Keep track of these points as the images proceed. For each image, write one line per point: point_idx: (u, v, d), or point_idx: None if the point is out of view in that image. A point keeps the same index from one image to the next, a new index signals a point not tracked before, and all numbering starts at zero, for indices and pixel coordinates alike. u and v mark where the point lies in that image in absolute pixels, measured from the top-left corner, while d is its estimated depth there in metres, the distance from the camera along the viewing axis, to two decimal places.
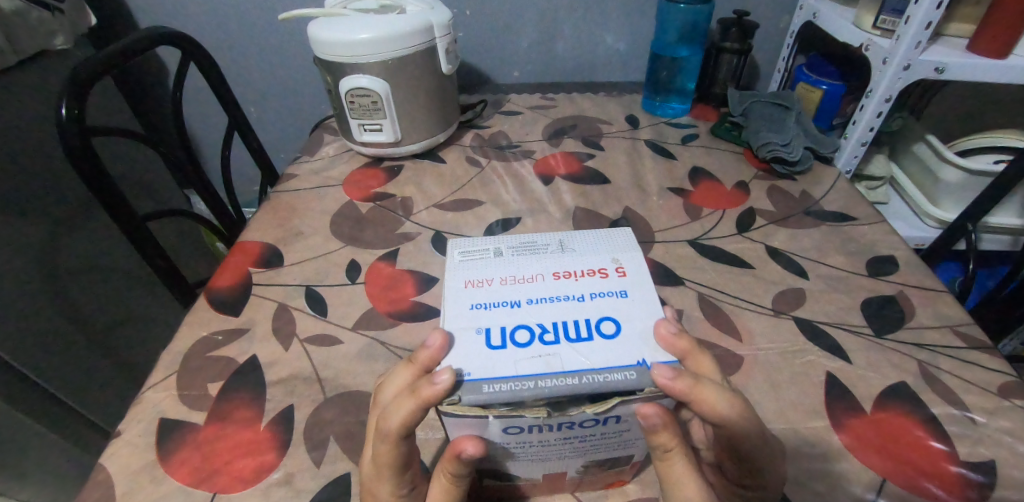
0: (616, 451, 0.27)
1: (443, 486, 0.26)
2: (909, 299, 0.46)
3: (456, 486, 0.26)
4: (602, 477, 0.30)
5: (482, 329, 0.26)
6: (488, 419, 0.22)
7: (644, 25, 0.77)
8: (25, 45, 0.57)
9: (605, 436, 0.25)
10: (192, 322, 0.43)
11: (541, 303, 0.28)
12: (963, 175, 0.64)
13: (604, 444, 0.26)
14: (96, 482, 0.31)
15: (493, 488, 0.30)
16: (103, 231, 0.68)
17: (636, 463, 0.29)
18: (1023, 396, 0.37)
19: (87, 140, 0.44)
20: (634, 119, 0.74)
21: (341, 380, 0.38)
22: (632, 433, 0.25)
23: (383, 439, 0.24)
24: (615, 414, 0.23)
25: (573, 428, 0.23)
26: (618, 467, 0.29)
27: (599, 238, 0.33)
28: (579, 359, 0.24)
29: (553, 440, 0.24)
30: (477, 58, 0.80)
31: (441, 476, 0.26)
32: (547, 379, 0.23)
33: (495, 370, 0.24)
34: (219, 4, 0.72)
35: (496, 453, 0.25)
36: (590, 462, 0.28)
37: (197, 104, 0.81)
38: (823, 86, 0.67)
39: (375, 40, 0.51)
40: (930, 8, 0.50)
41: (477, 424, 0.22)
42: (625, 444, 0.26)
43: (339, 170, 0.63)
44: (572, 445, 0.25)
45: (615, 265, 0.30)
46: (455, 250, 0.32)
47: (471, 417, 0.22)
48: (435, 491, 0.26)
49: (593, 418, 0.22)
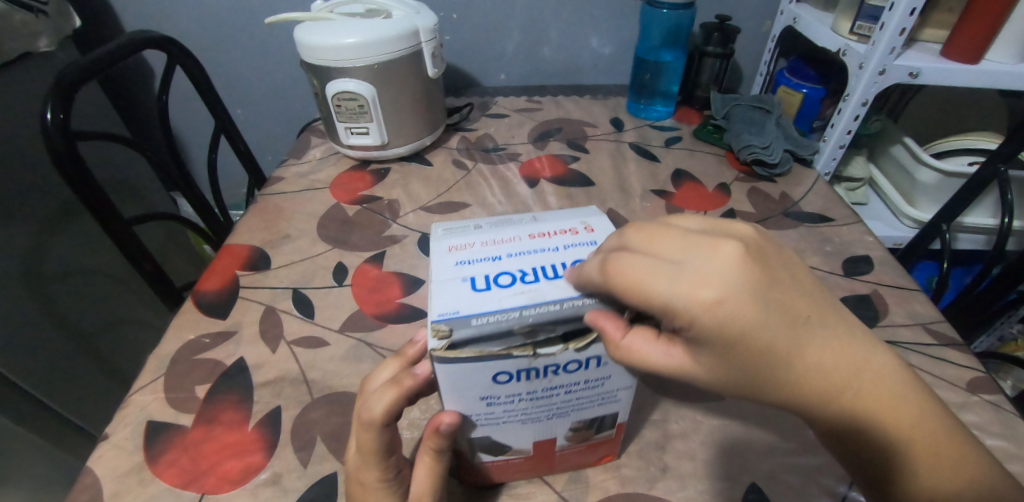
0: (599, 408, 0.28)
1: (425, 461, 0.27)
2: (883, 298, 0.47)
3: (438, 462, 0.27)
4: (588, 448, 0.31)
5: (467, 277, 0.26)
6: (481, 359, 0.22)
7: (628, 28, 0.78)
8: (8, 47, 0.57)
9: (588, 387, 0.26)
10: (179, 324, 0.43)
11: (520, 255, 0.28)
12: (939, 177, 0.66)
13: (587, 400, 0.27)
14: (84, 486, 0.31)
15: (484, 473, 0.31)
16: (89, 234, 0.68)
17: (621, 426, 0.31)
18: (990, 390, 0.38)
19: (73, 145, 0.44)
20: (619, 121, 0.75)
21: (328, 381, 0.39)
22: (613, 381, 0.26)
23: (366, 428, 0.25)
24: (595, 354, 0.24)
25: (559, 373, 0.25)
26: (603, 434, 0.31)
27: (569, 209, 0.34)
28: (559, 291, 0.25)
29: (539, 394, 0.26)
30: (464, 62, 0.81)
31: (423, 456, 0.27)
32: (530, 308, 0.24)
33: (482, 306, 0.24)
34: (204, 6, 0.72)
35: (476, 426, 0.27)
36: (576, 424, 0.29)
37: (184, 106, 0.81)
38: (803, 90, 0.69)
39: (362, 45, 0.52)
40: (904, 14, 0.52)
41: (472, 371, 0.23)
42: (606, 399, 0.28)
43: (326, 173, 0.64)
44: (558, 400, 0.26)
45: (585, 225, 0.31)
46: (437, 228, 0.32)
47: (465, 361, 0.22)
48: (418, 471, 0.27)
49: (575, 359, 0.24)
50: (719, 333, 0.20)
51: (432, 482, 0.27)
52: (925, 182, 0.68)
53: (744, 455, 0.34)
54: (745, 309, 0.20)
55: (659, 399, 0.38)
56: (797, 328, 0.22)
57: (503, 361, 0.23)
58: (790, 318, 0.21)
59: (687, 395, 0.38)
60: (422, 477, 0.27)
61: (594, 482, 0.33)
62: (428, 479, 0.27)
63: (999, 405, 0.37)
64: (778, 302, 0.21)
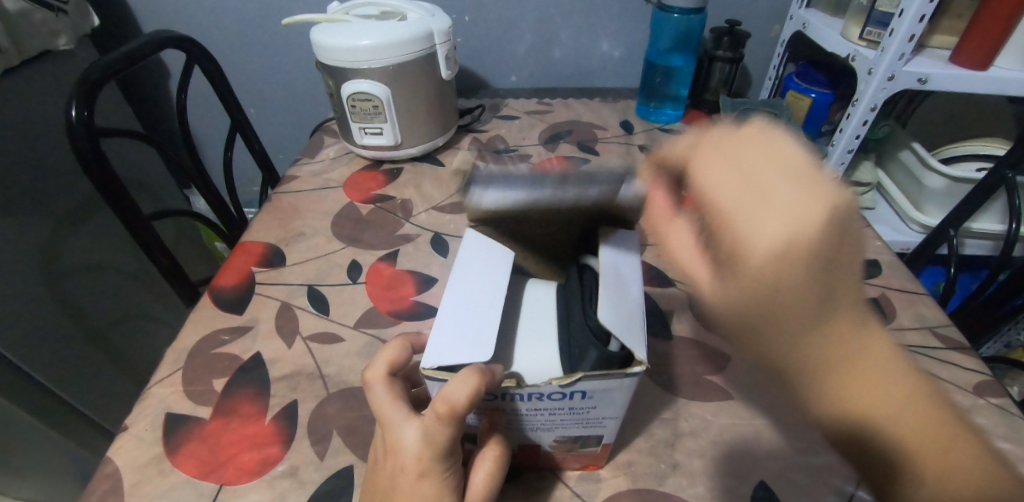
0: (584, 429, 0.29)
1: (490, 463, 0.27)
2: (891, 301, 0.48)
3: (499, 463, 0.28)
4: (576, 456, 0.32)
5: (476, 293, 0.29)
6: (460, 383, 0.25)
7: (638, 32, 0.79)
8: (27, 44, 0.58)
9: (573, 412, 0.27)
10: (196, 319, 0.44)
11: None
12: (947, 182, 0.66)
13: (572, 420, 0.28)
14: (104, 475, 0.32)
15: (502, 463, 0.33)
16: (105, 230, 0.69)
17: (606, 445, 0.31)
18: (997, 393, 0.39)
19: (96, 142, 0.45)
20: (628, 124, 0.76)
21: (343, 376, 0.39)
22: (598, 411, 0.27)
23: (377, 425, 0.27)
24: (581, 389, 0.25)
25: (543, 399, 0.26)
26: (588, 449, 0.31)
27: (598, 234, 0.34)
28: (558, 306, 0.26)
29: (524, 411, 0.27)
30: (476, 64, 0.82)
31: (484, 460, 0.27)
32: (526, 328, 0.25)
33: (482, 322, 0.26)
34: (220, 7, 0.73)
35: (513, 422, 0.28)
36: (561, 438, 0.30)
37: (198, 105, 0.82)
38: (812, 94, 0.69)
39: (377, 47, 0.53)
40: (913, 21, 0.52)
41: None
42: (593, 423, 0.28)
43: (340, 172, 0.64)
44: (544, 417, 0.28)
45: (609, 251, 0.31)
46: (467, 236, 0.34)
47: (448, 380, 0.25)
48: (478, 475, 0.27)
49: (560, 391, 0.25)
50: (745, 265, 0.23)
51: (492, 484, 0.27)
52: (933, 188, 0.68)
53: (754, 455, 0.35)
54: (784, 265, 0.22)
55: (670, 399, 0.38)
56: (837, 305, 0.23)
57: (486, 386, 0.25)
58: (835, 294, 0.23)
59: (696, 394, 0.39)
60: (481, 481, 0.27)
61: (604, 479, 0.33)
62: (489, 485, 0.27)
63: (1007, 409, 0.38)
64: (825, 276, 0.22)
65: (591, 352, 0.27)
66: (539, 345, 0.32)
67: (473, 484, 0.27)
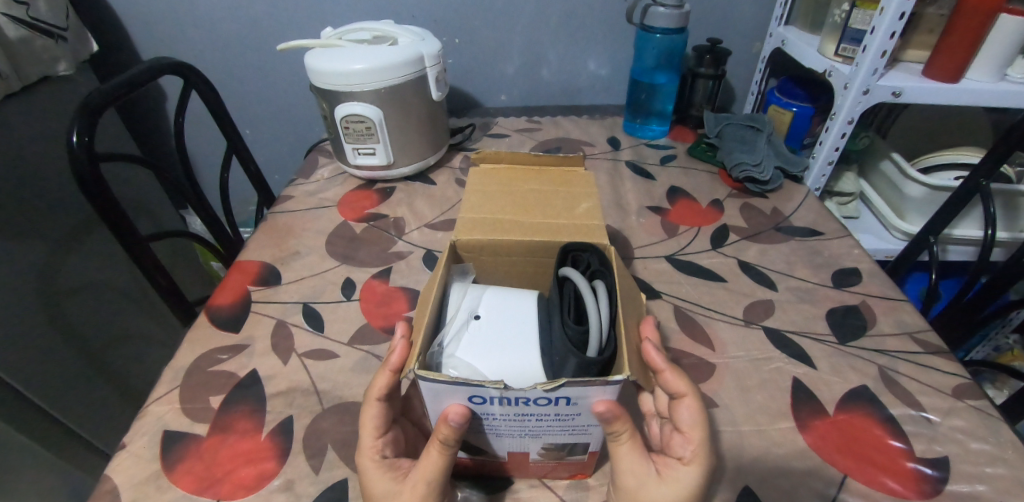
0: (571, 436, 0.30)
1: (434, 451, 0.28)
2: (871, 308, 0.49)
3: (446, 452, 0.28)
4: (564, 465, 0.33)
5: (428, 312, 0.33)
6: (458, 384, 0.25)
7: (623, 51, 0.81)
8: (28, 71, 0.60)
9: (559, 419, 0.28)
10: (193, 338, 0.45)
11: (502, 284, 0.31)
12: (926, 191, 0.68)
13: (561, 428, 0.29)
14: (102, 493, 0.33)
15: (490, 465, 0.34)
16: (101, 251, 0.70)
17: (593, 453, 0.32)
18: (975, 395, 0.40)
19: (95, 166, 0.46)
20: (616, 140, 0.78)
21: (338, 392, 0.40)
22: (583, 418, 0.28)
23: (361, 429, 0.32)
24: (564, 395, 0.26)
25: (529, 405, 0.26)
26: (575, 457, 0.32)
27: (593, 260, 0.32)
28: None
29: (511, 417, 0.28)
30: (466, 85, 0.84)
31: (432, 448, 0.28)
32: None
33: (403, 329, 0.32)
34: (217, 33, 0.75)
35: (475, 428, 0.29)
36: (548, 445, 0.31)
37: (195, 128, 0.83)
38: (793, 109, 0.71)
39: (369, 70, 0.55)
40: (885, 38, 0.55)
41: (451, 392, 0.26)
42: (578, 430, 0.29)
43: (334, 192, 0.66)
44: (531, 423, 0.28)
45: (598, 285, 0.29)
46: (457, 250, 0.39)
47: (442, 381, 0.25)
48: (426, 462, 0.28)
49: (545, 396, 0.25)
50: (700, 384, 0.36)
51: (441, 468, 0.29)
52: (913, 196, 0.70)
53: (740, 461, 0.36)
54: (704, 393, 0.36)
55: None
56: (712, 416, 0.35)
57: (475, 387, 0.25)
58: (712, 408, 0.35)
59: None
60: (428, 468, 0.28)
61: (592, 487, 0.34)
62: (441, 465, 0.28)
63: (983, 410, 0.39)
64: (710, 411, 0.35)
65: (571, 359, 0.29)
66: (523, 352, 0.33)
67: (422, 468, 0.29)
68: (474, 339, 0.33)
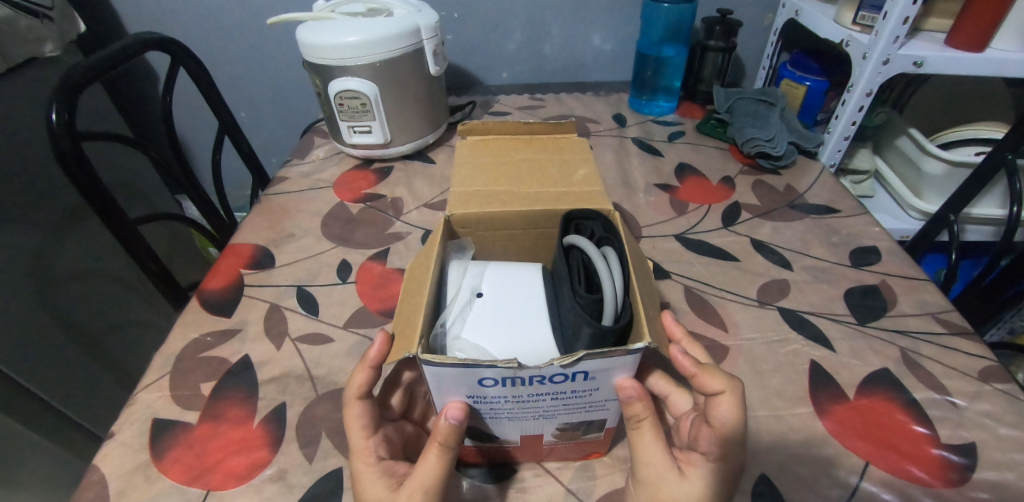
0: (589, 414, 0.28)
1: (432, 451, 0.26)
2: (892, 288, 0.47)
3: (445, 451, 0.26)
4: (579, 446, 0.32)
5: None
6: (466, 367, 0.22)
7: (630, 25, 0.78)
8: (14, 52, 0.57)
9: (575, 396, 0.26)
10: (183, 323, 0.43)
11: None
12: (947, 167, 0.65)
13: (576, 406, 0.27)
14: (89, 483, 0.31)
15: (499, 452, 0.33)
16: (95, 236, 0.68)
17: (609, 430, 0.30)
18: (1003, 378, 0.38)
19: (77, 144, 0.44)
20: (622, 117, 0.75)
21: (334, 377, 0.39)
22: (601, 393, 0.26)
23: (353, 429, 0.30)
24: (582, 369, 0.24)
25: (544, 383, 0.24)
26: (591, 435, 0.31)
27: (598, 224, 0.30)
28: None
29: (524, 398, 0.26)
30: (466, 61, 0.81)
31: (430, 450, 0.26)
32: None
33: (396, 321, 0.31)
34: (207, 9, 0.72)
35: (483, 414, 0.28)
36: (563, 425, 0.29)
37: (188, 109, 0.81)
38: (806, 82, 0.68)
39: (362, 43, 0.52)
40: (907, 3, 0.51)
41: (454, 375, 0.24)
42: (596, 407, 0.28)
43: (329, 172, 0.64)
44: (544, 404, 0.27)
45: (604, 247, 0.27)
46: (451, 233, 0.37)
47: (449, 365, 0.23)
48: (424, 466, 0.27)
49: (562, 372, 0.23)
50: None
51: (441, 469, 0.27)
52: (932, 173, 0.67)
53: (755, 448, 0.34)
54: None
55: None
56: None
57: (485, 368, 0.23)
58: None
59: None
60: (426, 473, 0.26)
61: (601, 475, 0.33)
62: (440, 467, 0.27)
63: (1013, 394, 0.37)
64: None
65: (586, 330, 0.27)
66: (530, 329, 0.31)
67: (419, 471, 0.27)
68: (480, 317, 0.31)
